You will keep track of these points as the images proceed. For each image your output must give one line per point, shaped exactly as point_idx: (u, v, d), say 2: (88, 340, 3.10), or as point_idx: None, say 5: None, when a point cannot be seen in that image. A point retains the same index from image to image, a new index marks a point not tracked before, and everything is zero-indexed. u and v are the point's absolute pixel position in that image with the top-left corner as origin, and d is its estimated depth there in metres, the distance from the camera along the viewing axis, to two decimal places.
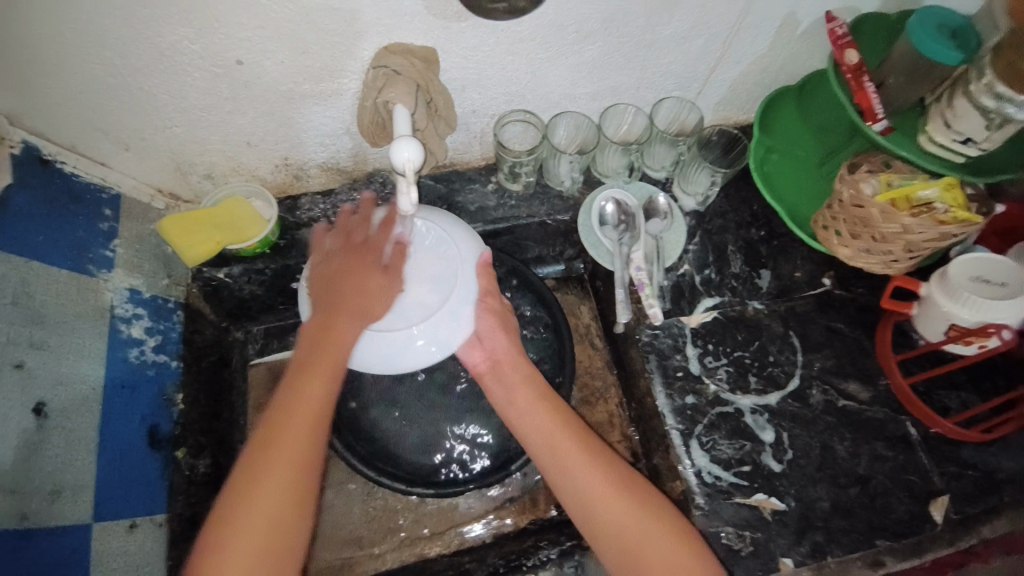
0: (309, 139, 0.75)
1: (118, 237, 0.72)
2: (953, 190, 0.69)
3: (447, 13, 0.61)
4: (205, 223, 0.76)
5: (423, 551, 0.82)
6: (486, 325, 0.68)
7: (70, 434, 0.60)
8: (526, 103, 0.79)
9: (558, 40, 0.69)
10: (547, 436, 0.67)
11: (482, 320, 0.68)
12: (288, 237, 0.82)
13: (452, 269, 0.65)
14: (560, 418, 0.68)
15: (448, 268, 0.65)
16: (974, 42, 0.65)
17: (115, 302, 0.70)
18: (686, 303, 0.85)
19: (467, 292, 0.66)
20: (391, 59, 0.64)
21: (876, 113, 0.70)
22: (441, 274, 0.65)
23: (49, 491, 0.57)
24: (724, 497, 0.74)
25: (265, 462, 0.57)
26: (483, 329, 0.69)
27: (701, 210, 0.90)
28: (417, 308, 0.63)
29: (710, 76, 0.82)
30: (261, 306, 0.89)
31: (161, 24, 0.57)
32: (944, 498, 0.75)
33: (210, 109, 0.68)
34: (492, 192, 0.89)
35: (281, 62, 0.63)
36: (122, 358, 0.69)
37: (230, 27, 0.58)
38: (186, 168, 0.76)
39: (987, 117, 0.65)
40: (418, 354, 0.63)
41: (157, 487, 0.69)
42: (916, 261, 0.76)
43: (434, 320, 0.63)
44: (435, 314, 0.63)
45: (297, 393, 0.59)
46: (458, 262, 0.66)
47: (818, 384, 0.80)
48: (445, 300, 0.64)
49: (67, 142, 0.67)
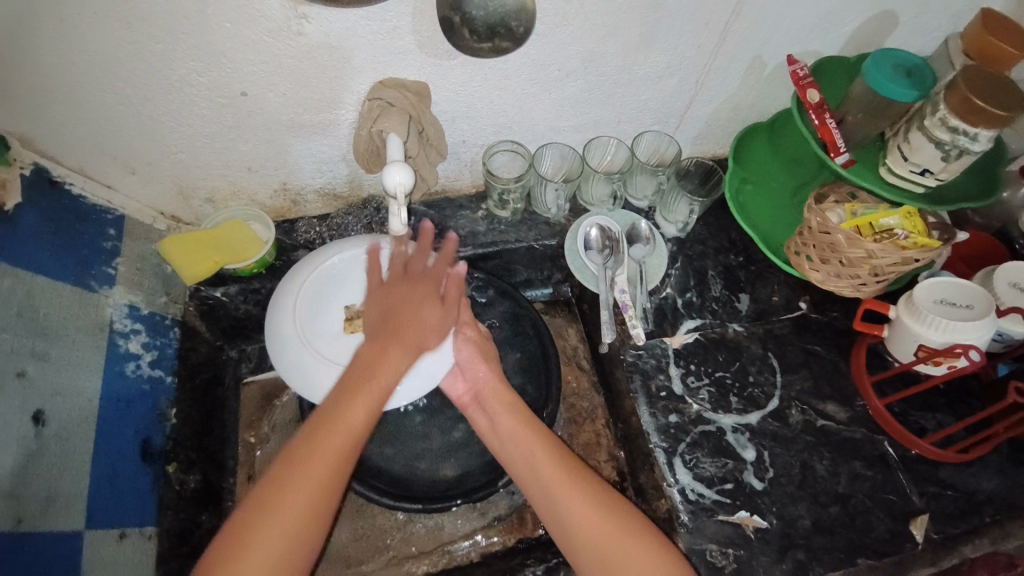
0: (307, 166, 0.79)
1: (121, 255, 0.74)
2: (913, 218, 0.74)
3: (437, 51, 0.66)
4: (206, 244, 0.80)
5: (408, 571, 0.81)
6: (466, 355, 0.72)
7: (66, 443, 0.62)
8: (513, 134, 0.83)
9: (541, 77, 0.74)
10: (529, 458, 0.68)
11: (462, 348, 0.72)
12: (283, 258, 0.85)
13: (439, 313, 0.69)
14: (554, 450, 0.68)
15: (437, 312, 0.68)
16: (928, 80, 0.69)
17: (115, 317, 0.72)
18: (668, 325, 0.88)
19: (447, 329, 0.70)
20: (385, 91, 0.68)
21: (838, 147, 0.75)
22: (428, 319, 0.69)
23: (43, 498, 0.59)
24: (707, 515, 0.75)
25: (301, 466, 0.59)
26: (462, 361, 0.72)
27: (682, 236, 0.94)
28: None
29: (686, 112, 0.87)
30: (255, 326, 0.91)
31: (170, 58, 0.61)
32: (924, 517, 0.75)
33: (213, 137, 0.72)
34: (482, 219, 0.93)
35: (283, 94, 0.68)
36: (119, 371, 0.71)
37: (236, 62, 0.63)
38: (189, 192, 0.79)
39: (943, 148, 0.69)
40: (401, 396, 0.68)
41: (146, 500, 0.70)
42: (884, 285, 0.79)
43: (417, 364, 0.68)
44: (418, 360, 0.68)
45: (336, 423, 0.61)
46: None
47: (797, 404, 0.82)
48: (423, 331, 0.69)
49: (77, 166, 0.71)
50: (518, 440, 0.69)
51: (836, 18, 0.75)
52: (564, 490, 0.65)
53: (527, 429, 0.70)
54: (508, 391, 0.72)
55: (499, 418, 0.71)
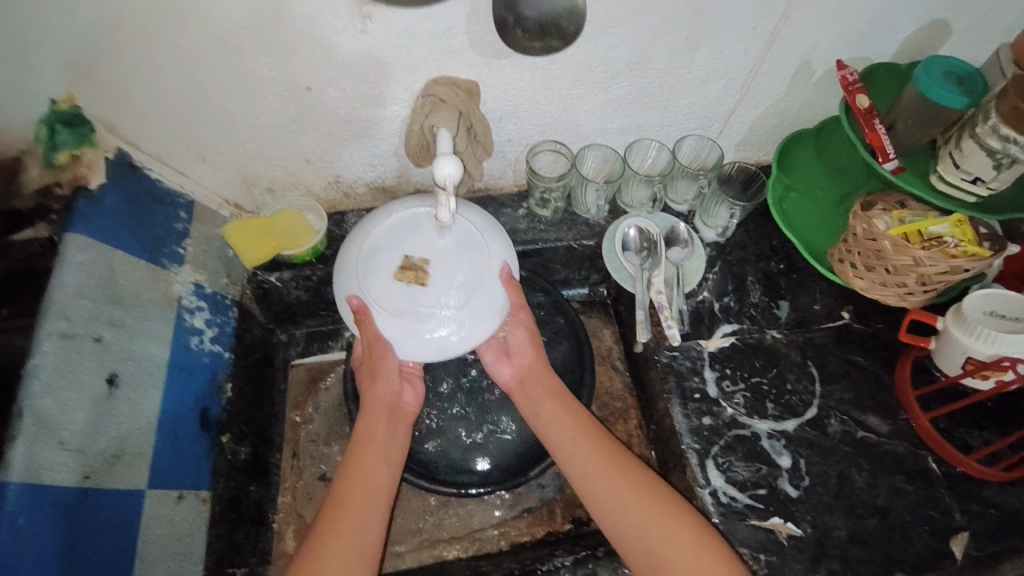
0: (361, 160, 0.84)
1: (189, 237, 0.81)
2: (963, 226, 0.73)
3: (489, 51, 0.69)
4: (264, 229, 0.85)
5: (439, 553, 0.84)
6: (518, 338, 0.77)
7: (134, 405, 0.67)
8: (557, 135, 0.86)
9: (587, 78, 0.76)
10: (576, 436, 0.71)
11: (515, 332, 0.77)
12: (334, 247, 0.90)
13: (478, 282, 0.69)
14: (627, 469, 0.68)
15: (474, 279, 0.69)
16: (981, 87, 0.68)
17: (182, 294, 0.78)
18: (705, 328, 0.88)
19: (486, 303, 0.69)
20: (438, 89, 0.72)
21: (887, 153, 0.75)
22: (466, 282, 0.68)
23: (111, 454, 0.63)
24: (739, 518, 0.75)
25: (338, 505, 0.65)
26: (513, 339, 0.77)
27: (721, 242, 0.95)
28: (433, 307, 0.67)
29: (730, 117, 0.88)
30: (304, 311, 0.96)
31: (247, 54, 0.66)
32: (965, 534, 0.73)
33: (277, 128, 0.77)
34: (523, 217, 0.96)
35: (343, 90, 0.72)
36: (183, 343, 0.76)
37: (304, 59, 0.68)
38: (251, 180, 0.85)
39: (995, 157, 0.68)
40: (419, 349, 0.68)
41: (203, 464, 0.75)
42: (932, 295, 0.78)
43: (446, 322, 0.67)
44: (447, 318, 0.67)
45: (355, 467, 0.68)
46: (482, 273, 0.69)
47: (837, 414, 0.81)
48: (460, 307, 0.67)
49: (154, 152, 0.77)
50: (562, 427, 0.72)
51: (887, 25, 0.75)
52: (646, 501, 0.65)
53: (569, 416, 0.72)
54: (553, 378, 0.76)
55: (543, 402, 0.74)
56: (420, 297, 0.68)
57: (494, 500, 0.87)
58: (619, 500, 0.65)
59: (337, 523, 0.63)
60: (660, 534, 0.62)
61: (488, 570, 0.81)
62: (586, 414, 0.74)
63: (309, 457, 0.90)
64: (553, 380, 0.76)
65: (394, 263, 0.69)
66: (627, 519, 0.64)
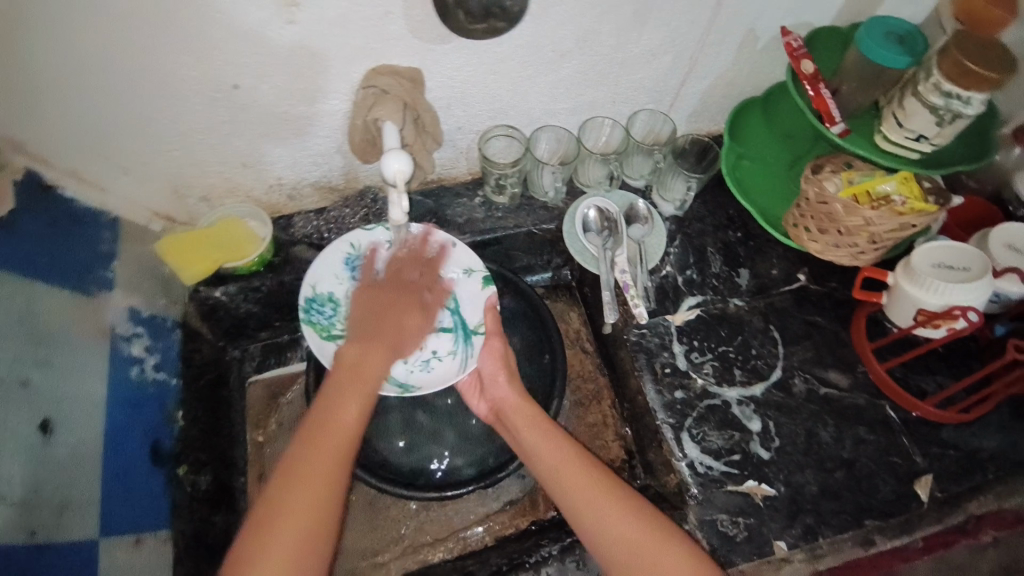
0: (303, 159, 0.79)
1: (118, 258, 0.74)
2: (909, 183, 0.75)
3: (431, 36, 0.66)
4: (203, 242, 0.80)
5: (424, 558, 0.83)
6: (490, 365, 0.75)
7: (76, 448, 0.62)
8: (509, 119, 0.83)
9: (536, 59, 0.73)
10: (557, 461, 0.69)
11: (484, 359, 0.75)
12: (282, 254, 0.85)
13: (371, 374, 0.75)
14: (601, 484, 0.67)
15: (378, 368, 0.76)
16: (921, 45, 0.70)
17: (116, 321, 0.71)
18: (671, 303, 0.88)
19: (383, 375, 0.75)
20: (379, 79, 0.68)
21: (833, 117, 0.75)
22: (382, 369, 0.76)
23: (57, 504, 0.58)
24: (716, 486, 0.76)
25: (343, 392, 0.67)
26: (485, 370, 0.75)
27: (680, 215, 0.94)
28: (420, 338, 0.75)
29: (681, 90, 0.87)
30: (257, 324, 0.91)
31: (164, 53, 0.61)
32: (927, 477, 0.77)
33: (207, 132, 0.71)
34: (480, 206, 0.93)
35: (275, 86, 0.67)
36: (124, 376, 0.70)
37: (230, 54, 0.63)
38: (183, 190, 0.79)
39: (937, 114, 0.70)
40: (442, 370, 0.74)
41: (161, 501, 0.70)
42: (882, 252, 0.80)
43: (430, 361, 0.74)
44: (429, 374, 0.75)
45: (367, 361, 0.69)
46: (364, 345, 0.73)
47: (800, 374, 0.83)
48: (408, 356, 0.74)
49: (68, 169, 0.69)
50: (546, 452, 0.70)
51: None
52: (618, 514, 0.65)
53: (541, 434, 0.72)
54: (532, 410, 0.73)
55: (524, 434, 0.72)
56: None
57: (475, 497, 0.86)
58: (594, 518, 0.65)
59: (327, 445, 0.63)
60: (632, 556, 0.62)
61: (475, 568, 0.78)
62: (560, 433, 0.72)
63: None
64: (534, 410, 0.74)
65: None
66: (598, 537, 0.64)
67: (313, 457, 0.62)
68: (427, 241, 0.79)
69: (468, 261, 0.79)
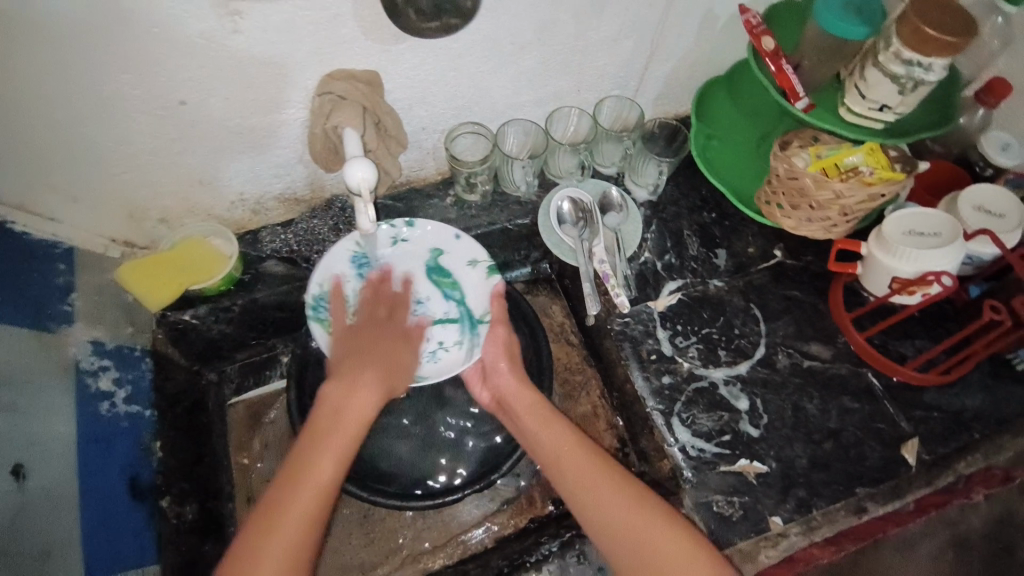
0: (264, 172, 0.76)
1: (75, 290, 0.70)
2: (875, 153, 0.75)
3: (384, 36, 0.64)
4: (165, 265, 0.77)
5: (425, 566, 0.82)
6: (492, 351, 0.75)
7: (52, 492, 0.59)
8: (474, 115, 0.81)
9: (495, 53, 0.72)
10: (561, 452, 0.69)
11: (487, 347, 0.75)
12: (251, 271, 0.82)
13: None
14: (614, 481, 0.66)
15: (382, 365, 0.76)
16: (877, 16, 0.71)
17: (80, 356, 0.68)
18: (651, 289, 0.88)
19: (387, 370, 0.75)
20: (335, 85, 0.66)
21: (797, 93, 0.75)
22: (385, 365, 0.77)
23: (38, 551, 0.56)
24: (709, 468, 0.76)
25: (325, 425, 0.65)
26: (487, 359, 0.75)
27: (654, 200, 0.94)
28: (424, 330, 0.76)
29: (645, 74, 0.86)
30: (232, 344, 0.88)
31: (101, 73, 0.58)
32: (913, 440, 0.78)
33: (158, 152, 0.68)
34: (452, 205, 0.91)
35: (225, 99, 0.65)
36: (94, 412, 0.68)
37: (172, 70, 0.60)
38: (140, 214, 0.76)
39: (899, 82, 0.70)
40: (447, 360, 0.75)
41: (145, 537, 0.68)
42: (853, 223, 0.81)
43: (436, 352, 0.75)
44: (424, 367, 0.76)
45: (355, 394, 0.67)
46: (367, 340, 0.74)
47: (783, 349, 0.84)
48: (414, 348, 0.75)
49: (18, 203, 0.67)
50: (553, 446, 0.70)
51: None
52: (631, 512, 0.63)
53: (551, 425, 0.71)
54: (532, 396, 0.73)
55: (525, 420, 0.72)
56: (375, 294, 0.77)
57: (471, 500, 0.85)
58: (590, 497, 0.65)
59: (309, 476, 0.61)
60: (626, 534, 0.62)
61: (477, 573, 0.78)
62: (573, 427, 0.71)
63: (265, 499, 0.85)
64: (533, 396, 0.73)
65: (418, 293, 0.79)
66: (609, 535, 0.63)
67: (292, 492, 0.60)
68: (431, 237, 0.81)
69: (472, 252, 0.80)
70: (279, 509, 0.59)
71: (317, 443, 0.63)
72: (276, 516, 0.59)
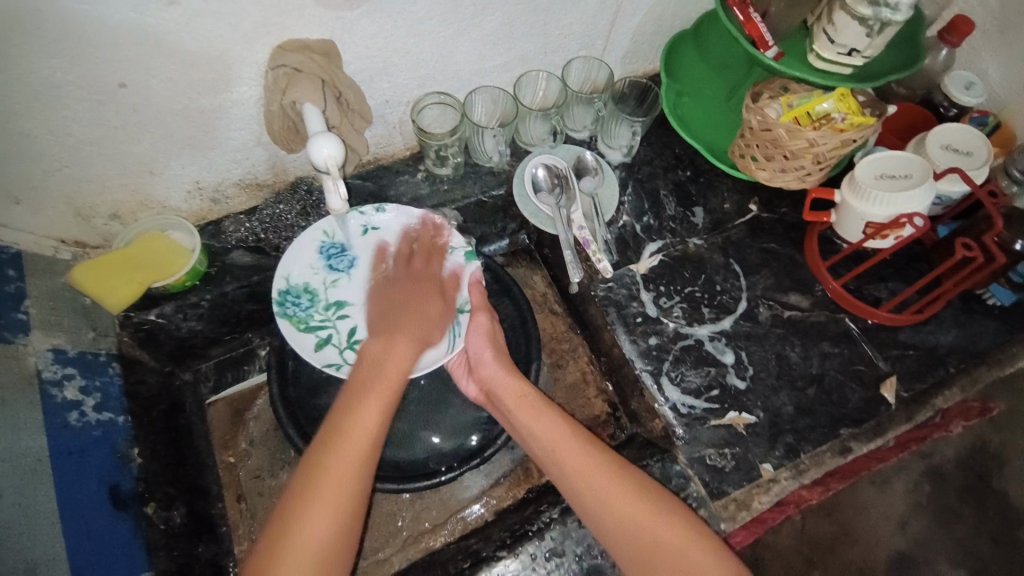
0: (220, 157, 0.72)
1: (28, 297, 0.66)
2: (847, 99, 0.75)
3: (336, 2, 0.60)
4: (123, 265, 0.72)
5: (427, 545, 0.81)
6: (477, 341, 0.75)
7: (27, 508, 0.56)
8: (438, 84, 0.78)
9: (455, 16, 0.68)
10: (550, 440, 0.68)
11: (471, 337, 0.75)
12: (217, 264, 0.79)
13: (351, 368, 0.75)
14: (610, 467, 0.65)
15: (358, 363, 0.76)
16: None
17: (41, 366, 0.64)
18: (632, 252, 0.87)
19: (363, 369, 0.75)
20: (289, 56, 0.62)
21: (766, 41, 0.74)
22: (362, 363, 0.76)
23: (23, 568, 0.53)
24: (701, 423, 0.77)
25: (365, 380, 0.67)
26: (472, 349, 0.75)
27: (628, 161, 0.93)
28: None
29: (611, 32, 0.84)
30: (205, 341, 0.85)
31: (31, 59, 0.53)
32: (892, 379, 0.80)
33: (102, 142, 0.64)
34: (424, 180, 0.88)
35: (169, 80, 0.61)
36: (62, 423, 0.64)
37: (105, 50, 0.55)
38: (88, 211, 0.71)
39: (866, 24, 0.68)
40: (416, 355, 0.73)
41: (133, 547, 0.65)
42: (826, 171, 0.80)
43: None
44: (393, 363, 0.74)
45: (390, 348, 0.69)
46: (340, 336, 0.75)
47: (764, 302, 0.84)
48: None
49: None
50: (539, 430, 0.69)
51: None
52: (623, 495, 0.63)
53: (531, 411, 0.71)
54: (517, 383, 0.73)
55: (513, 413, 0.72)
56: (348, 286, 0.77)
57: (467, 476, 0.85)
58: (583, 488, 0.64)
59: (351, 427, 0.62)
60: (628, 521, 0.62)
61: (480, 547, 0.74)
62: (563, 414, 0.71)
63: (257, 494, 0.83)
64: (520, 386, 0.73)
65: None
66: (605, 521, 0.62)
67: (332, 447, 0.60)
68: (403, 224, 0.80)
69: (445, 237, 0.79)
70: (322, 461, 0.60)
71: (357, 396, 0.65)
72: (318, 471, 0.59)
